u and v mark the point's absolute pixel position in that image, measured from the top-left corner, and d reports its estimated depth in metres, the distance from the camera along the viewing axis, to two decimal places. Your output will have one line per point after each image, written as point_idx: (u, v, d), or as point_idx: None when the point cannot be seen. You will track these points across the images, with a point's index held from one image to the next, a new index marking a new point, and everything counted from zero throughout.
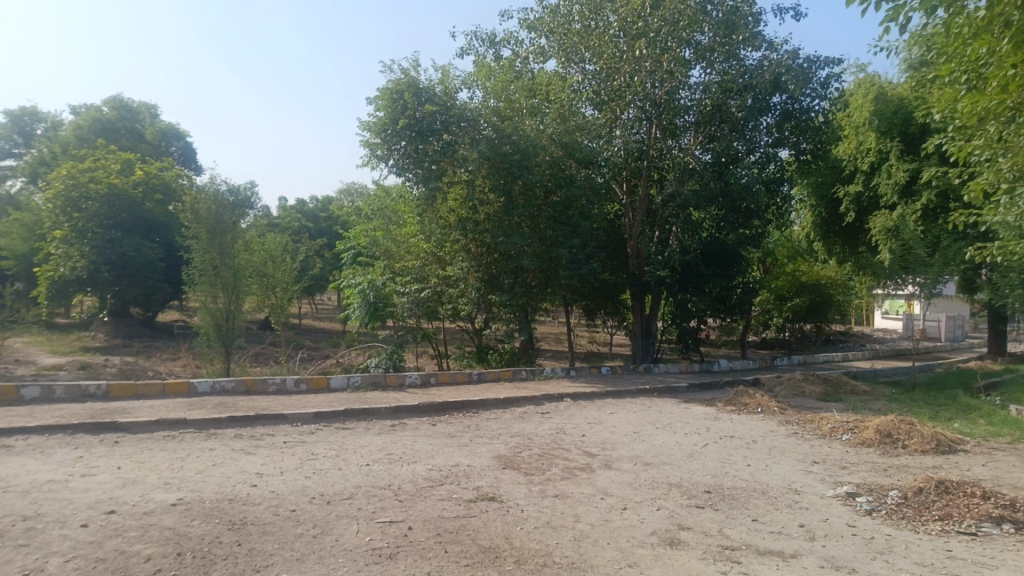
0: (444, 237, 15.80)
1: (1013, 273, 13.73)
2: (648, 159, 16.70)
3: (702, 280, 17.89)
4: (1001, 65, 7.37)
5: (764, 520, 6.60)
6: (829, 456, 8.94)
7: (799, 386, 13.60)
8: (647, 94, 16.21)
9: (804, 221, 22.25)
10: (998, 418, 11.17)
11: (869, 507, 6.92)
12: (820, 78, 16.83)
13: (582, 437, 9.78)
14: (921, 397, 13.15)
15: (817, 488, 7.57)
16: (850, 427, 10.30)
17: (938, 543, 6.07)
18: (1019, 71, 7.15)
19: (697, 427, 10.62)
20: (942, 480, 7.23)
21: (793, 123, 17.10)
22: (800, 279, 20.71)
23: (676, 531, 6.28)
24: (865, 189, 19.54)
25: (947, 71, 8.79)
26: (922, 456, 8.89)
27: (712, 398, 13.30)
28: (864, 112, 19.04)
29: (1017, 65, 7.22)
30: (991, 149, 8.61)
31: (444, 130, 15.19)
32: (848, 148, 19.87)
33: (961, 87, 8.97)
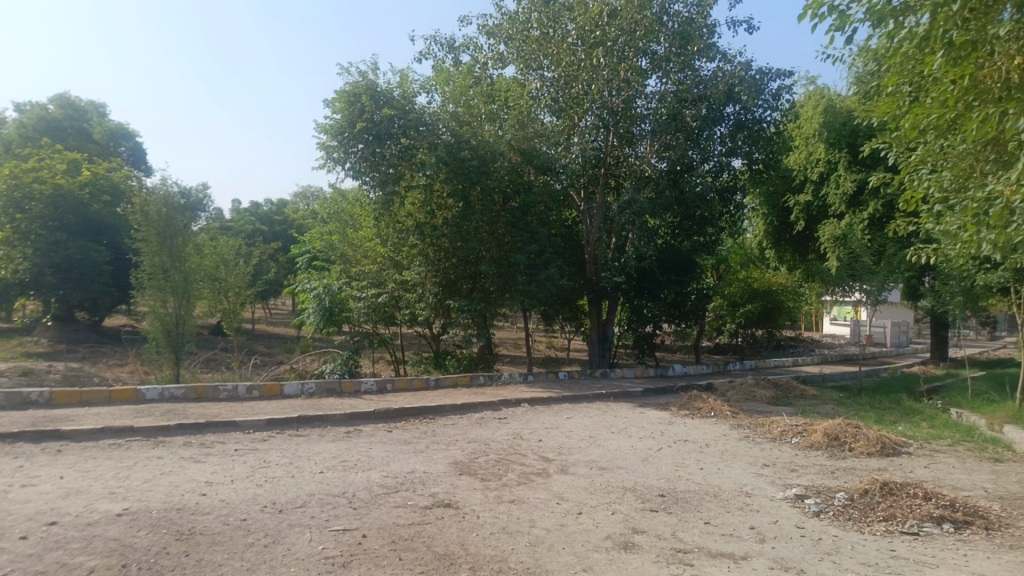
0: (401, 241, 15.70)
1: (953, 280, 14.26)
2: (604, 166, 17.02)
3: (657, 286, 18.14)
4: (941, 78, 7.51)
5: (716, 522, 6.71)
6: (779, 459, 9.14)
7: (751, 390, 13.88)
8: (604, 102, 16.43)
9: (756, 229, 22.77)
10: (939, 421, 11.56)
11: (817, 508, 7.09)
12: (772, 89, 17.27)
13: (539, 442, 9.81)
14: (867, 401, 13.54)
15: (767, 491, 7.73)
16: (798, 430, 10.54)
17: (883, 543, 6.24)
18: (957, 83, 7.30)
19: (652, 431, 10.75)
20: (886, 481, 7.45)
21: (746, 133, 17.46)
22: (752, 286, 21.14)
23: (630, 534, 6.34)
24: (813, 199, 20.09)
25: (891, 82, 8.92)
26: (867, 458, 9.15)
27: (667, 403, 13.48)
28: (814, 124, 19.62)
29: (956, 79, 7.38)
30: (931, 160, 8.83)
31: (402, 134, 15.09)
32: (799, 159, 20.35)
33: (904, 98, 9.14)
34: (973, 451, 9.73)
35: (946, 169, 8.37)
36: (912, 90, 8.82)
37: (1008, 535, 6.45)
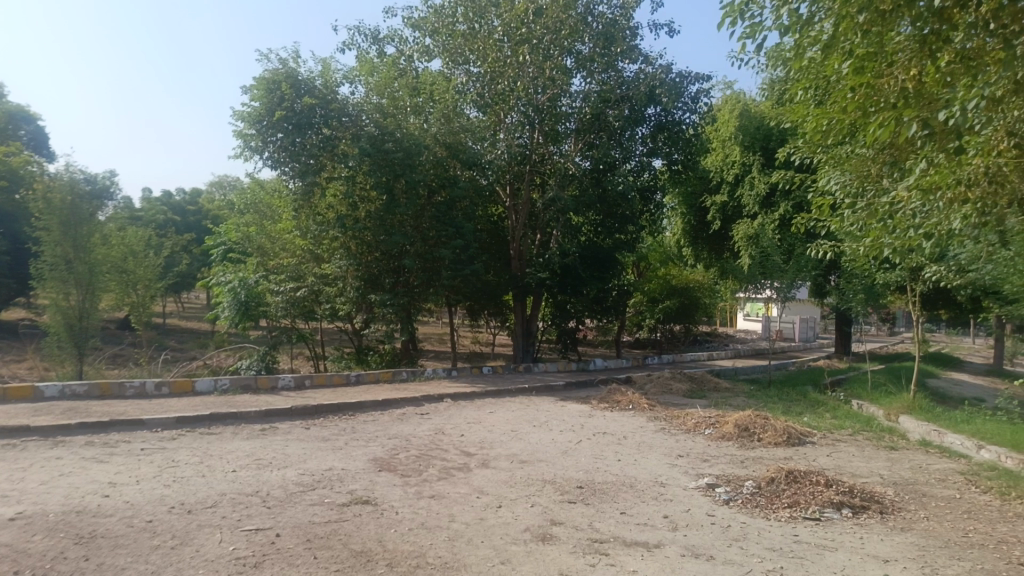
0: (322, 234, 15.28)
1: (856, 279, 15.01)
2: (529, 163, 17.22)
3: (579, 283, 18.27)
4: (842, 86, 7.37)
5: (632, 512, 6.87)
6: (693, 450, 9.44)
7: (668, 383, 14.28)
8: (530, 98, 16.48)
9: (674, 227, 23.46)
10: (841, 412, 12.19)
11: (727, 496, 7.35)
12: (691, 92, 17.76)
13: (460, 437, 9.80)
14: (776, 393, 14.16)
15: (680, 481, 7.97)
16: (711, 421, 10.91)
17: (787, 528, 6.53)
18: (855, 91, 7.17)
19: (572, 424, 10.90)
20: (790, 470, 7.80)
21: (666, 134, 17.92)
22: (670, 283, 21.93)
23: (549, 526, 6.42)
24: (729, 199, 20.84)
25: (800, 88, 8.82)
26: (775, 448, 9.55)
27: (588, 396, 13.71)
28: (730, 128, 20.34)
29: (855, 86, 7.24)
30: (836, 163, 9.02)
31: (325, 124, 14.75)
32: (716, 160, 21.00)
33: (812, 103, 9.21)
34: (871, 440, 10.31)
35: (848, 172, 8.60)
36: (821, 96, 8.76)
37: (900, 518, 6.87)
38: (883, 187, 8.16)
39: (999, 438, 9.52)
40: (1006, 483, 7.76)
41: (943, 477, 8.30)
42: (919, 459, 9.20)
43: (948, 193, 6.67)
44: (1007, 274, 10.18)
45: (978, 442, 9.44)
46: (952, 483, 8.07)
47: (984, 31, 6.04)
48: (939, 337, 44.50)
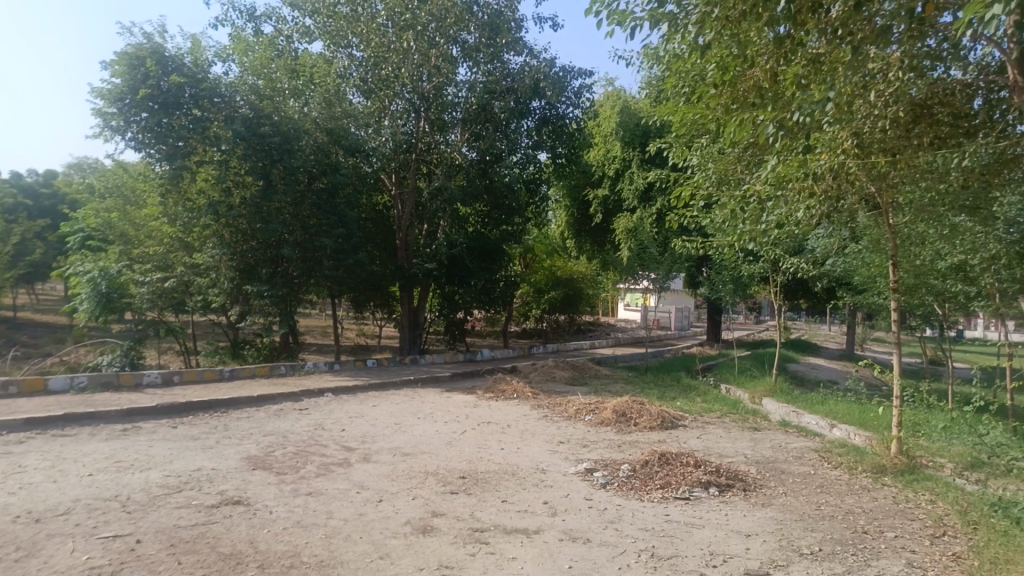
0: (192, 221, 14.48)
1: (725, 270, 15.85)
2: (416, 151, 17.00)
3: (467, 274, 17.88)
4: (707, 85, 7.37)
5: (512, 500, 6.94)
6: (574, 436, 9.67)
7: (551, 371, 14.59)
8: (415, 86, 16.39)
9: (559, 220, 23.97)
10: (711, 396, 12.88)
11: (604, 480, 7.58)
12: (574, 87, 18.13)
13: (341, 432, 9.56)
14: (652, 380, 14.75)
15: (561, 467, 8.14)
16: (591, 408, 11.23)
17: (659, 509, 6.82)
18: (719, 91, 7.21)
19: (456, 415, 10.89)
20: (663, 452, 8.15)
21: (550, 128, 18.17)
22: (555, 274, 22.26)
23: (429, 518, 6.38)
24: (610, 193, 21.42)
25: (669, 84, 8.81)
26: (650, 431, 9.95)
27: (473, 387, 13.76)
28: (611, 123, 21.02)
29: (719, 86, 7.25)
30: (700, 156, 9.28)
31: (195, 104, 14.04)
32: (598, 155, 21.50)
33: (676, 101, 9.31)
34: (737, 422, 10.95)
35: (712, 165, 8.83)
36: (686, 92, 8.82)
37: (761, 494, 7.33)
38: (743, 180, 8.44)
39: (848, 417, 10.34)
40: (854, 458, 8.45)
41: (800, 455, 8.92)
42: (779, 439, 9.85)
43: (801, 188, 7.12)
44: (857, 266, 11.09)
45: (831, 421, 10.22)
46: (807, 460, 8.69)
47: (835, 36, 6.25)
48: (799, 324, 47.87)
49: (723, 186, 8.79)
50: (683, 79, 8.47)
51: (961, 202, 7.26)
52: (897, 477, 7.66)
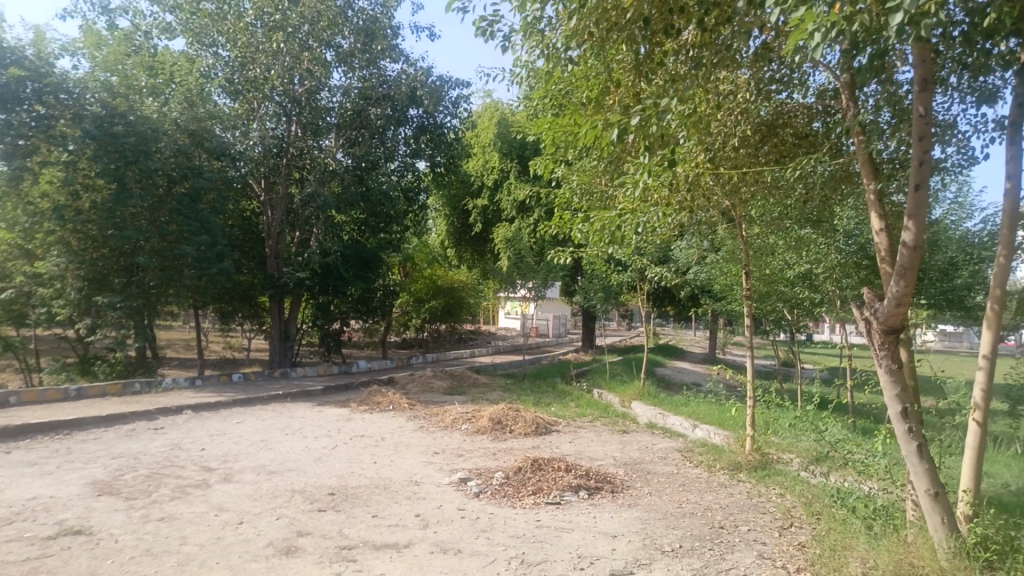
0: (34, 227, 13.24)
1: (598, 279, 16.35)
2: (286, 156, 16.39)
3: (342, 283, 17.39)
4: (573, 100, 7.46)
5: (383, 514, 6.79)
6: (449, 446, 9.59)
7: (428, 381, 14.46)
8: (286, 89, 15.74)
9: (439, 228, 23.83)
10: (584, 401, 13.22)
11: (477, 489, 7.56)
12: (451, 97, 18.11)
13: (201, 451, 9.01)
14: (528, 386, 14.94)
15: (434, 478, 8.05)
16: (467, 417, 11.21)
17: (530, 515, 6.88)
18: (584, 106, 7.32)
19: (327, 429, 10.55)
20: (536, 458, 8.25)
21: (428, 136, 18.11)
22: (436, 283, 22.02)
23: (294, 538, 6.11)
24: (489, 203, 21.53)
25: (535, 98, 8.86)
26: (524, 438, 10.05)
27: (347, 399, 13.40)
28: (489, 134, 21.25)
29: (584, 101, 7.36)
30: (565, 169, 9.40)
31: (37, 100, 12.77)
32: (477, 165, 21.62)
33: (543, 113, 9.38)
34: (607, 425, 11.28)
35: (578, 177, 8.96)
36: (551, 106, 8.89)
37: (627, 495, 7.58)
38: (607, 193, 8.62)
39: (709, 418, 10.89)
40: (713, 456, 8.92)
41: (664, 455, 9.31)
42: (646, 440, 10.24)
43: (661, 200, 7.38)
44: (715, 275, 11.81)
45: (693, 421, 10.74)
46: (671, 459, 9.09)
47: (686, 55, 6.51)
48: (668, 330, 50.18)
49: (587, 198, 8.95)
50: (549, 94, 8.54)
51: (805, 213, 7.85)
52: (751, 473, 8.17)
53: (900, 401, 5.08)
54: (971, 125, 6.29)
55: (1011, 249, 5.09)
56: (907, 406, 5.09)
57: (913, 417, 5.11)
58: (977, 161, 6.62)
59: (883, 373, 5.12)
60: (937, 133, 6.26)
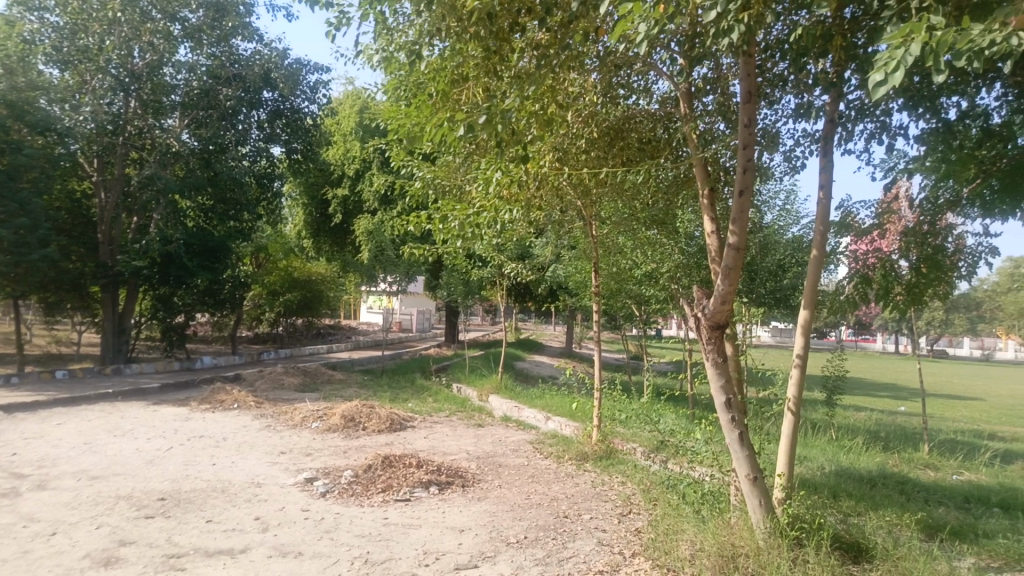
0: None
1: (458, 273, 16.36)
2: (123, 135, 14.99)
3: (185, 273, 16.29)
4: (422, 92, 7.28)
5: (218, 519, 6.42)
6: (296, 445, 9.24)
7: (279, 377, 13.89)
8: (123, 61, 14.55)
9: (295, 218, 22.95)
10: (441, 395, 13.20)
11: (323, 489, 7.34)
12: (309, 82, 17.65)
13: (11, 457, 8.13)
14: (385, 382, 14.73)
15: (278, 479, 7.72)
16: (318, 414, 10.86)
17: (377, 512, 6.76)
18: (432, 99, 7.15)
19: (162, 430, 9.86)
20: (387, 455, 8.11)
21: (284, 121, 17.51)
22: (291, 275, 21.22)
23: (115, 548, 5.65)
24: (350, 193, 20.98)
25: (387, 88, 8.61)
26: (377, 435, 9.88)
27: (188, 398, 12.59)
28: (352, 123, 20.69)
29: (433, 94, 7.20)
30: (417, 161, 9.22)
31: None
32: (337, 153, 21.04)
33: (392, 103, 9.14)
34: (463, 419, 11.32)
35: (430, 169, 8.79)
36: (401, 97, 8.67)
37: (478, 489, 7.63)
38: (460, 187, 8.53)
39: (561, 410, 11.20)
40: (562, 447, 9.19)
41: (516, 448, 9.47)
42: (500, 433, 10.38)
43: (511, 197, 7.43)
44: (570, 272, 12.16)
45: (546, 414, 11.01)
46: (522, 452, 9.26)
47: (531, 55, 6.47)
48: (529, 325, 51.24)
49: (440, 192, 8.81)
50: (400, 85, 8.33)
51: (651, 214, 8.19)
52: (597, 462, 8.49)
53: (724, 392, 5.46)
54: (793, 139, 6.83)
55: (821, 253, 5.55)
56: (730, 397, 5.47)
57: (736, 407, 5.50)
58: (797, 171, 7.21)
59: (710, 367, 5.47)
60: (762, 143, 6.78)
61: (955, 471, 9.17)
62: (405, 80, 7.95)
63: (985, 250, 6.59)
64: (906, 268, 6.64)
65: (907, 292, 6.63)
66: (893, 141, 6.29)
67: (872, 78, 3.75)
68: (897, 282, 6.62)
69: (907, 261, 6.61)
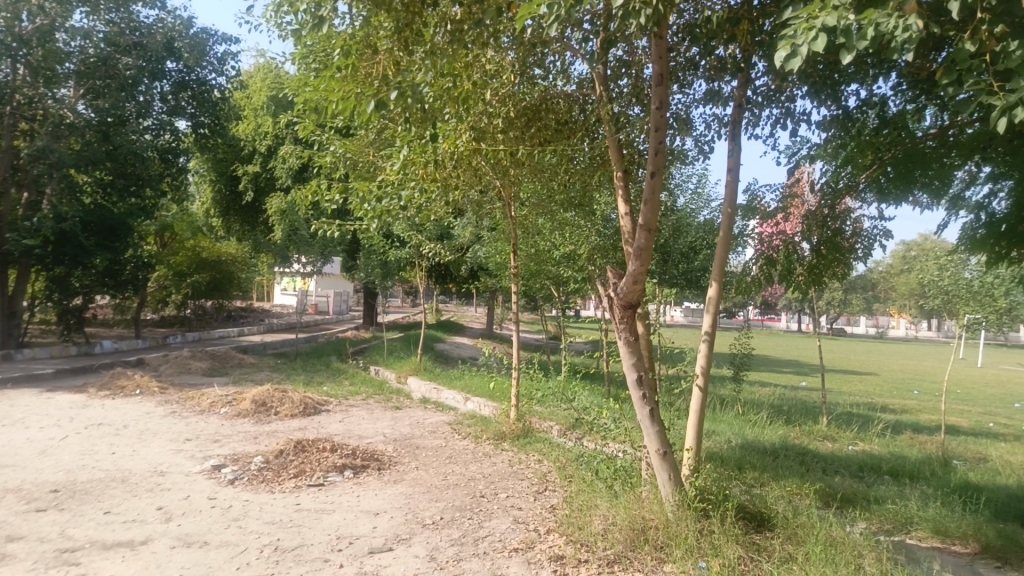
0: None
1: (375, 254, 16.07)
2: (10, 104, 13.92)
3: (82, 252, 15.34)
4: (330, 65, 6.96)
5: (117, 510, 6.11)
6: (203, 432, 8.89)
7: (185, 362, 13.33)
8: (10, 25, 13.44)
9: (203, 196, 22.00)
10: (358, 378, 12.99)
11: (232, 476, 7.09)
12: (216, 53, 17.08)
13: None
14: (299, 365, 14.38)
15: (183, 467, 7.41)
16: (227, 399, 10.49)
17: (289, 498, 6.59)
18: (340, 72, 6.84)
19: (57, 418, 9.29)
20: (300, 440, 7.91)
21: (189, 93, 16.81)
22: (199, 255, 20.35)
23: (2, 544, 5.29)
24: (262, 170, 20.28)
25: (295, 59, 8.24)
26: (290, 420, 9.63)
27: (85, 384, 11.91)
28: (262, 97, 19.93)
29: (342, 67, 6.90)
30: (328, 136, 8.90)
31: None
32: (247, 129, 20.26)
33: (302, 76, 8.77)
34: (380, 402, 11.17)
35: (342, 145, 8.50)
36: (309, 67, 8.30)
37: (394, 471, 7.54)
38: (373, 164, 8.27)
39: (479, 390, 11.23)
40: (479, 428, 9.21)
41: (434, 429, 9.41)
42: (417, 415, 10.30)
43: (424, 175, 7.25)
44: (490, 253, 12.13)
45: (464, 395, 11.00)
46: (440, 433, 9.22)
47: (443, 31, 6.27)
48: (449, 307, 51.10)
49: (352, 169, 8.53)
50: (309, 56, 7.99)
51: (570, 197, 8.22)
52: (514, 442, 8.55)
53: (636, 370, 5.58)
54: (704, 122, 6.99)
55: (729, 234, 5.70)
56: (641, 374, 5.60)
57: (647, 384, 5.63)
58: (707, 155, 7.39)
59: (623, 345, 5.58)
60: (674, 127, 6.91)
61: (850, 442, 9.71)
62: (315, 52, 7.67)
63: (880, 233, 6.94)
64: (808, 250, 6.93)
65: (808, 273, 6.92)
66: (797, 127, 6.52)
67: (779, 52, 3.95)
68: (798, 263, 6.90)
69: (809, 243, 6.90)
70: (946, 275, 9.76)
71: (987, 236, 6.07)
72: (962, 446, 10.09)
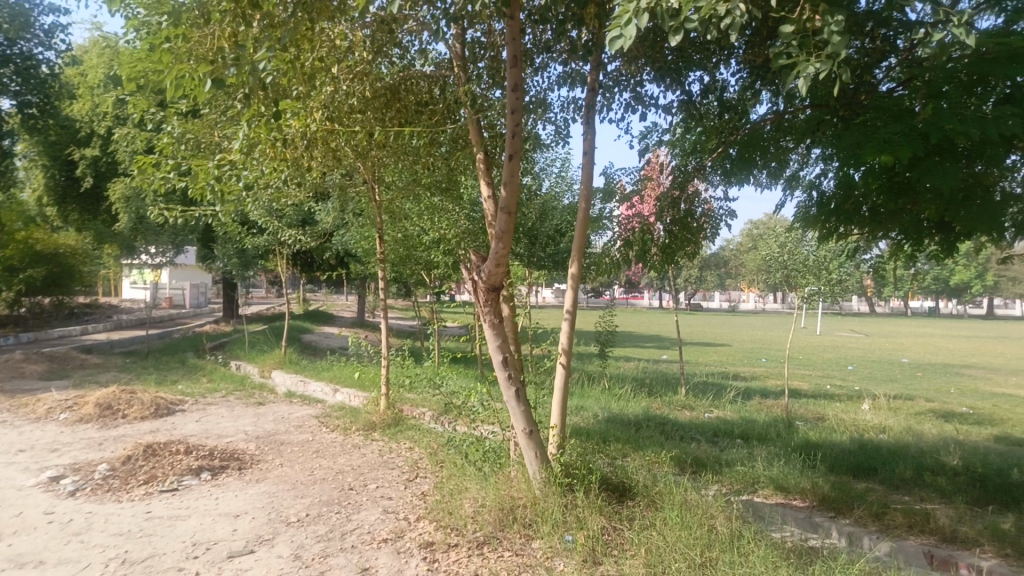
0: None
1: (232, 243, 15.24)
2: None
3: None
4: (159, 36, 6.39)
5: None
6: (39, 441, 8.11)
7: (17, 365, 12.11)
8: None
9: (34, 182, 19.99)
10: (217, 374, 12.34)
11: (72, 488, 6.52)
12: (43, 25, 15.48)
13: None
14: (151, 364, 13.45)
15: (15, 481, 6.72)
16: (67, 404, 9.63)
17: (139, 507, 6.14)
18: (172, 44, 6.30)
19: None
20: (150, 444, 7.40)
21: (13, 69, 15.09)
22: (33, 248, 18.71)
23: None
24: (102, 154, 18.64)
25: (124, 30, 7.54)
26: (140, 423, 8.98)
27: None
28: (99, 74, 18.30)
29: (174, 40, 6.35)
30: (169, 114, 8.26)
31: None
32: (83, 108, 18.55)
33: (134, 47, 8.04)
34: (242, 399, 10.64)
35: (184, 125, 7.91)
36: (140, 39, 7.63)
37: (256, 470, 7.21)
38: (220, 143, 7.74)
39: (348, 381, 10.97)
40: (348, 419, 9.00)
41: (300, 423, 9.09)
42: (282, 410, 9.92)
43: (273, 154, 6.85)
44: (356, 238, 11.81)
45: (332, 386, 10.71)
46: (307, 427, 8.93)
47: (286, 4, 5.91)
48: (316, 295, 49.54)
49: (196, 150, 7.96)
50: (141, 27, 7.34)
51: (434, 179, 8.14)
52: (384, 431, 8.40)
53: (502, 351, 5.63)
54: (561, 106, 7.11)
55: (587, 214, 5.82)
56: (507, 355, 5.65)
57: (512, 364, 5.68)
58: (565, 139, 7.53)
59: (488, 328, 5.61)
60: (533, 109, 6.97)
61: (706, 410, 10.31)
62: (148, 23, 7.06)
63: (726, 214, 7.36)
64: (661, 231, 7.25)
65: (662, 252, 7.24)
66: (647, 111, 6.77)
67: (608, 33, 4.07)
68: (653, 243, 7.20)
69: (662, 225, 7.22)
70: (787, 251, 10.53)
71: (818, 214, 6.56)
72: (803, 407, 10.98)
